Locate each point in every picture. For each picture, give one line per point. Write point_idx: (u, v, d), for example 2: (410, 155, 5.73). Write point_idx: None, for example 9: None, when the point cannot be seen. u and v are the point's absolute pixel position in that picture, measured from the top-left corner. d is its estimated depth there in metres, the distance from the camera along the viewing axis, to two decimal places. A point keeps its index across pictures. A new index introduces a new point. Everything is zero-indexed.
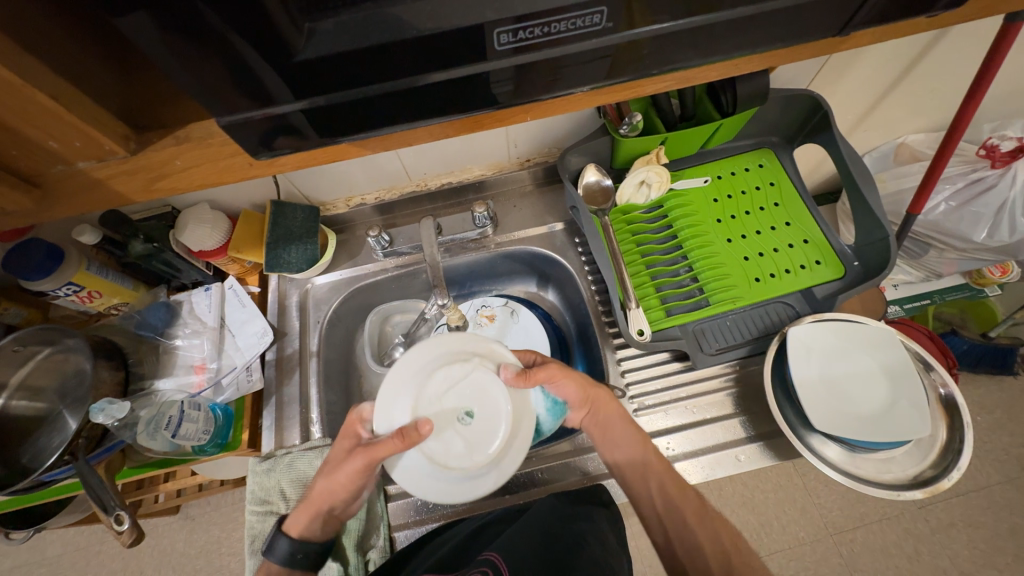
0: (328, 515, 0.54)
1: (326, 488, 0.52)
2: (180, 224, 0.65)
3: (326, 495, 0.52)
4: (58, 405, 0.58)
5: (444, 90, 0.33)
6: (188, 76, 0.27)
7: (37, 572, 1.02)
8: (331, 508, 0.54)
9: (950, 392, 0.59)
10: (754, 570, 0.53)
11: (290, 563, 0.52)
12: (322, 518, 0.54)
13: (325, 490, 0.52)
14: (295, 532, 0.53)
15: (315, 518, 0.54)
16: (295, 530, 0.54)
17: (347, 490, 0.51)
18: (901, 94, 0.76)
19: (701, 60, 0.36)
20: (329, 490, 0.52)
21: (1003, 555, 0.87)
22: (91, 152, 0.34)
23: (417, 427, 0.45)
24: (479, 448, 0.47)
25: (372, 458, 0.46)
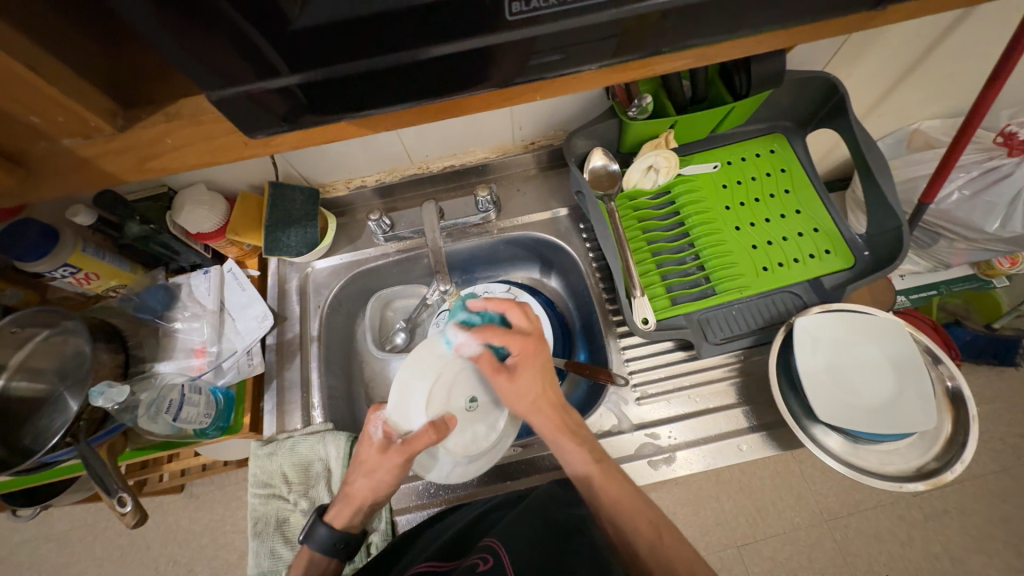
0: (370, 507, 0.55)
1: (370, 481, 0.54)
2: (178, 205, 0.64)
3: (371, 491, 0.54)
4: (59, 386, 0.57)
5: (447, 64, 0.31)
6: (177, 45, 0.26)
7: (46, 546, 1.04)
8: (372, 502, 0.55)
9: (957, 385, 0.59)
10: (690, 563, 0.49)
11: (331, 552, 0.54)
12: (364, 510, 0.55)
13: (369, 484, 0.54)
14: (336, 523, 0.54)
15: (359, 511, 0.55)
16: (339, 521, 0.55)
17: (391, 478, 0.54)
18: (920, 78, 0.74)
19: (722, 35, 0.34)
20: (372, 485, 0.54)
21: (993, 542, 0.88)
22: (77, 128, 0.33)
23: (445, 420, 0.54)
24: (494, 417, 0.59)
25: (412, 452, 0.53)
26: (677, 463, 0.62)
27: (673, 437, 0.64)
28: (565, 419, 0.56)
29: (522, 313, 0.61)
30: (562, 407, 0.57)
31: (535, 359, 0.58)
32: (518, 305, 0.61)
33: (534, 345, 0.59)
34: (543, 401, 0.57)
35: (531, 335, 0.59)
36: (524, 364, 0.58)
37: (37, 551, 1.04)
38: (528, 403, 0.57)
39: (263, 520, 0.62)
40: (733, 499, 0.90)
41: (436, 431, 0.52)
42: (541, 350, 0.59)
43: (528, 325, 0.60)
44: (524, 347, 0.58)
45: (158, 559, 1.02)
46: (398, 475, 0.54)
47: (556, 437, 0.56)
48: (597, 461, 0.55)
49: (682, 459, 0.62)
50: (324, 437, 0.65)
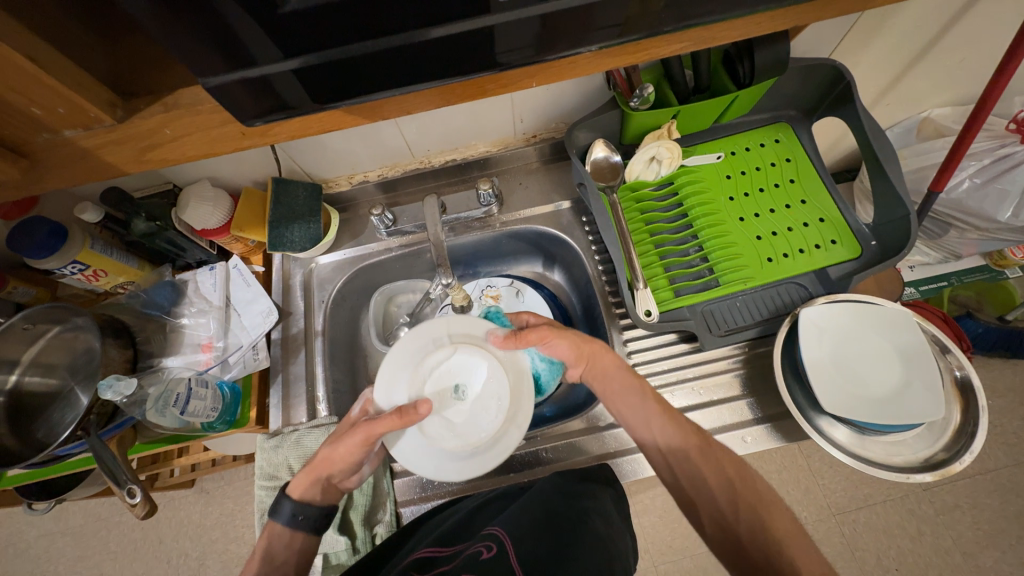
0: (327, 482, 0.55)
1: (328, 456, 0.53)
2: (182, 202, 0.64)
3: (326, 463, 0.54)
4: (70, 382, 0.58)
5: (444, 46, 0.31)
6: (170, 28, 0.26)
7: (62, 540, 1.06)
8: (329, 476, 0.55)
9: (966, 374, 0.58)
10: (765, 499, 0.49)
11: (293, 524, 0.54)
12: (322, 484, 0.55)
13: (327, 457, 0.54)
14: (296, 494, 0.55)
15: (315, 483, 0.55)
16: (296, 493, 0.55)
17: (350, 455, 0.52)
18: (930, 65, 0.72)
19: (723, 14, 0.34)
20: (329, 457, 0.53)
21: (1005, 537, 0.87)
22: (75, 119, 0.33)
23: (415, 407, 0.50)
24: (487, 397, 0.54)
25: (371, 435, 0.50)
26: None
27: None
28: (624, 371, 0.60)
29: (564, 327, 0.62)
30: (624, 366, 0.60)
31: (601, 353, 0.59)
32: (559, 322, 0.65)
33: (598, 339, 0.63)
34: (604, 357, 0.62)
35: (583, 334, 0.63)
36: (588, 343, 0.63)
37: (54, 545, 1.06)
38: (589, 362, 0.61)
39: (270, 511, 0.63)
40: None
41: (399, 417, 0.49)
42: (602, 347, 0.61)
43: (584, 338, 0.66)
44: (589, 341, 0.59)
45: (170, 553, 1.04)
46: (357, 455, 0.52)
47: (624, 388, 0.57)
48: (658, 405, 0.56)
49: None
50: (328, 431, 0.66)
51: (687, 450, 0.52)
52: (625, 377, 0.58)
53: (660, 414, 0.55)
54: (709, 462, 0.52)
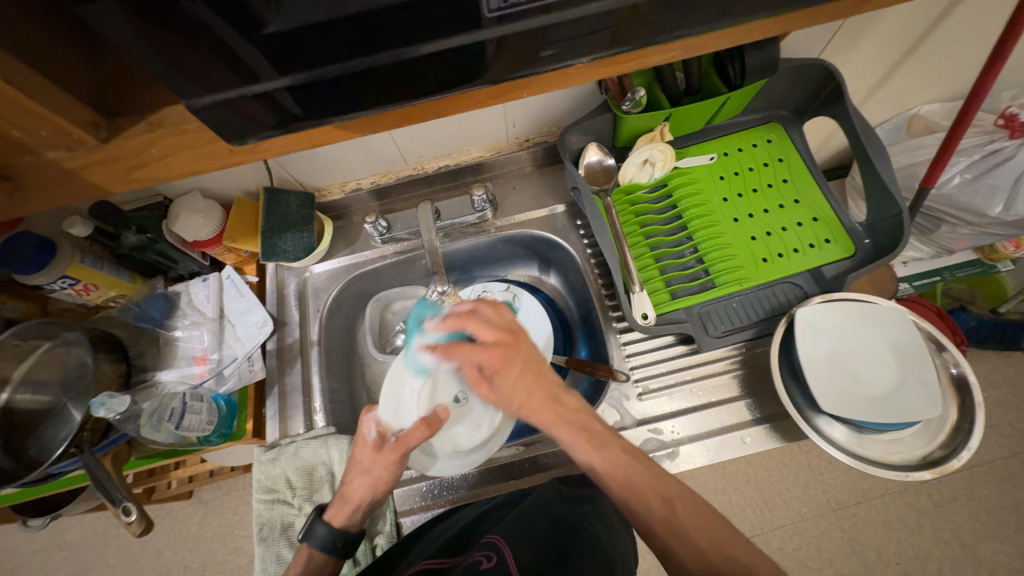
0: (368, 505, 0.57)
1: (366, 480, 0.56)
2: (172, 214, 0.63)
3: (367, 490, 0.56)
4: (63, 398, 0.57)
5: (435, 62, 0.31)
6: (149, 48, 0.25)
7: (59, 555, 1.05)
8: (369, 502, 0.57)
9: (962, 371, 0.58)
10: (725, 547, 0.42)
11: (331, 551, 0.54)
12: (363, 508, 0.57)
13: (366, 483, 0.56)
14: (335, 522, 0.56)
15: (357, 510, 0.56)
16: (337, 520, 0.56)
17: (388, 475, 0.56)
18: (918, 63, 0.73)
19: (712, 24, 0.34)
20: (369, 484, 0.56)
21: (1003, 527, 0.87)
22: (59, 141, 0.33)
23: (436, 414, 0.57)
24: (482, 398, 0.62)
25: (407, 448, 0.56)
26: (681, 457, 0.62)
27: (677, 431, 0.63)
28: (557, 411, 0.50)
29: (494, 310, 0.55)
30: (537, 366, 0.54)
31: (511, 367, 0.52)
32: (484, 306, 0.55)
33: (500, 352, 0.52)
34: (530, 401, 0.52)
35: (506, 333, 0.54)
36: (501, 374, 0.52)
37: (51, 560, 1.05)
38: (518, 406, 0.52)
39: (268, 525, 0.62)
40: (739, 491, 0.90)
41: (426, 425, 0.55)
42: (526, 350, 0.54)
43: (493, 334, 0.53)
44: (492, 361, 0.52)
45: (169, 565, 1.03)
46: (395, 471, 0.56)
47: (525, 397, 0.52)
48: (557, 410, 0.51)
49: (686, 453, 0.62)
50: (327, 441, 0.65)
51: (582, 446, 0.49)
52: (528, 387, 0.52)
53: (591, 449, 0.48)
54: (603, 456, 0.48)
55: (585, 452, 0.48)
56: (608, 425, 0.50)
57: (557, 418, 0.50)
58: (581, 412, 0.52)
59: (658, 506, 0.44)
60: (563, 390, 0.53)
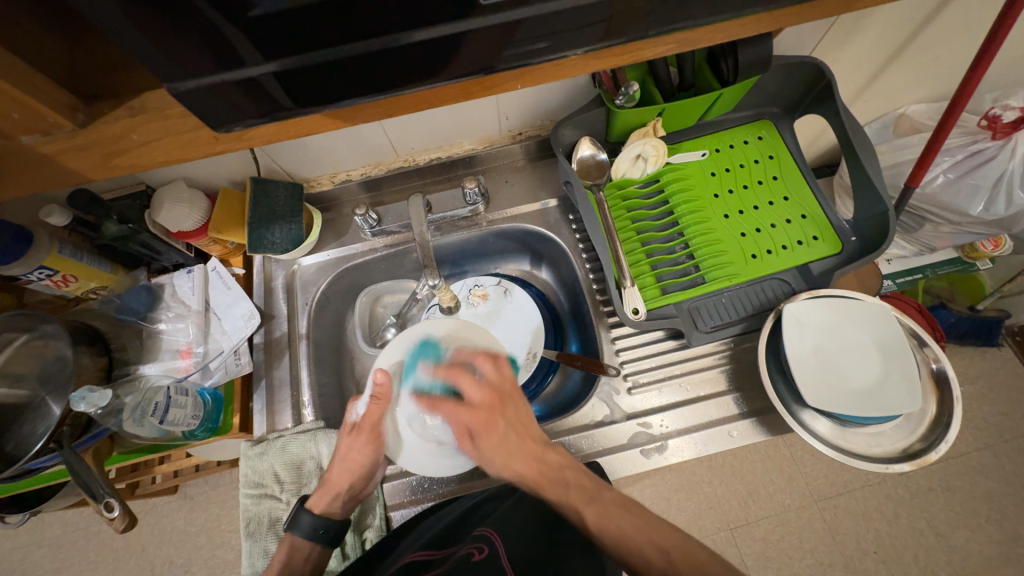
0: (349, 493, 0.58)
1: (344, 467, 0.57)
2: (155, 204, 0.62)
3: (346, 473, 0.57)
4: (40, 392, 0.55)
5: (428, 48, 0.30)
6: (124, 24, 0.24)
7: (39, 552, 1.03)
8: (351, 488, 0.58)
9: (942, 367, 0.59)
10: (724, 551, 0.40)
11: (312, 538, 0.55)
12: (344, 496, 0.58)
13: (345, 469, 0.57)
14: (319, 508, 0.56)
15: (338, 497, 0.57)
16: (319, 507, 0.57)
17: (363, 459, 0.57)
18: (907, 63, 0.74)
19: (709, 17, 0.34)
20: (347, 468, 0.57)
21: (975, 517, 0.90)
22: (33, 123, 0.31)
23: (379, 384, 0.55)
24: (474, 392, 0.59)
25: (374, 427, 0.56)
26: (669, 451, 0.63)
27: (665, 425, 0.64)
28: (544, 470, 0.52)
29: (491, 366, 0.60)
30: (522, 426, 0.57)
31: (494, 426, 0.57)
32: (482, 359, 0.60)
33: (489, 412, 0.58)
34: (512, 464, 0.55)
35: (493, 392, 0.58)
36: (486, 435, 0.57)
37: (30, 557, 1.03)
38: (498, 468, 0.56)
39: (256, 520, 0.62)
40: (725, 484, 0.92)
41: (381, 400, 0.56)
42: (514, 407, 0.58)
43: (482, 394, 0.58)
44: (475, 423, 0.57)
45: (154, 561, 1.02)
46: (368, 455, 0.57)
47: (505, 457, 0.55)
48: (540, 470, 0.53)
49: (674, 446, 0.63)
50: (315, 435, 0.65)
51: (572, 501, 0.49)
52: (507, 448, 0.56)
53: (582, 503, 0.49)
54: (593, 511, 0.48)
55: (577, 507, 0.48)
56: (599, 478, 0.50)
57: (540, 477, 0.52)
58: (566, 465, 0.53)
59: (654, 552, 0.44)
60: (546, 447, 0.55)
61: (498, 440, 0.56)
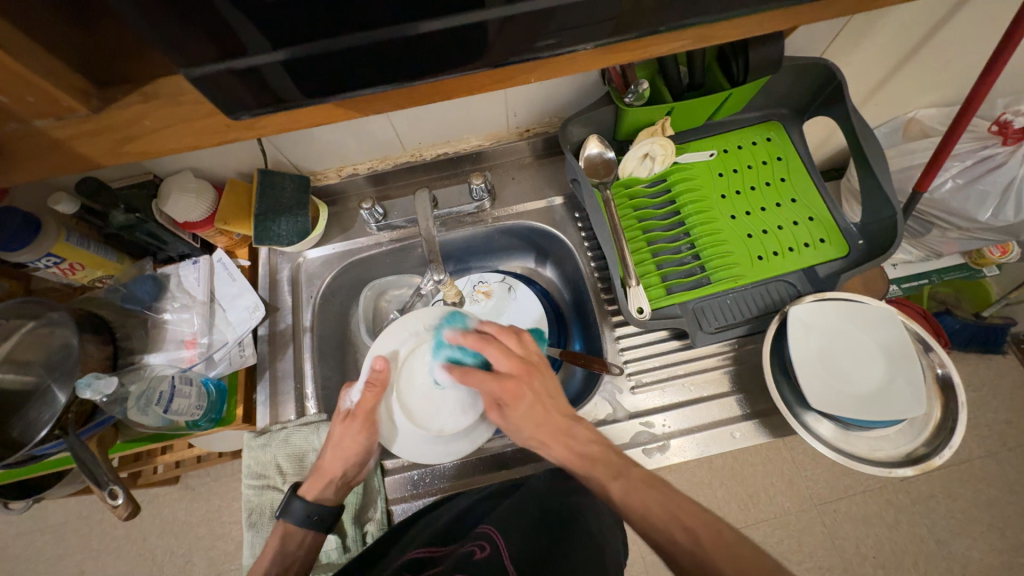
0: (342, 481, 0.57)
1: (338, 454, 0.56)
2: (163, 194, 0.62)
3: (338, 461, 0.56)
4: (46, 378, 0.55)
5: (440, 40, 0.30)
6: (135, 8, 0.24)
7: (42, 538, 1.04)
8: (343, 475, 0.57)
9: (947, 372, 0.59)
10: None
11: (307, 525, 0.55)
12: (337, 483, 0.57)
13: (337, 456, 0.56)
14: (310, 496, 0.56)
15: (331, 483, 0.57)
16: (312, 494, 0.56)
17: (356, 445, 0.56)
18: (918, 67, 0.73)
19: (723, 14, 0.34)
20: (340, 455, 0.56)
21: (977, 524, 0.90)
22: (48, 109, 0.31)
23: (376, 369, 0.57)
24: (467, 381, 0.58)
25: (366, 413, 0.56)
26: (671, 451, 0.63)
27: (668, 425, 0.64)
28: (572, 441, 0.51)
29: (515, 341, 0.57)
30: (549, 398, 0.54)
31: (522, 397, 0.53)
32: (505, 334, 0.58)
33: (523, 380, 0.54)
34: (541, 433, 0.53)
35: (522, 363, 0.55)
36: (515, 403, 0.53)
37: (32, 543, 1.04)
38: (528, 436, 0.53)
39: (258, 511, 0.62)
40: (725, 486, 0.91)
41: (375, 387, 0.56)
42: (543, 380, 0.55)
43: (510, 363, 0.55)
44: (504, 391, 0.53)
45: (155, 550, 1.02)
46: (364, 440, 0.56)
47: (535, 428, 0.53)
48: (566, 442, 0.52)
49: (676, 446, 0.63)
50: (318, 428, 0.65)
51: (600, 476, 0.48)
52: (539, 420, 0.52)
53: (608, 478, 0.47)
54: (620, 484, 0.46)
55: (603, 482, 0.47)
56: (626, 456, 0.49)
57: (566, 448, 0.51)
58: (593, 441, 0.51)
59: (681, 532, 0.41)
60: (575, 421, 0.53)
61: (530, 406, 0.53)
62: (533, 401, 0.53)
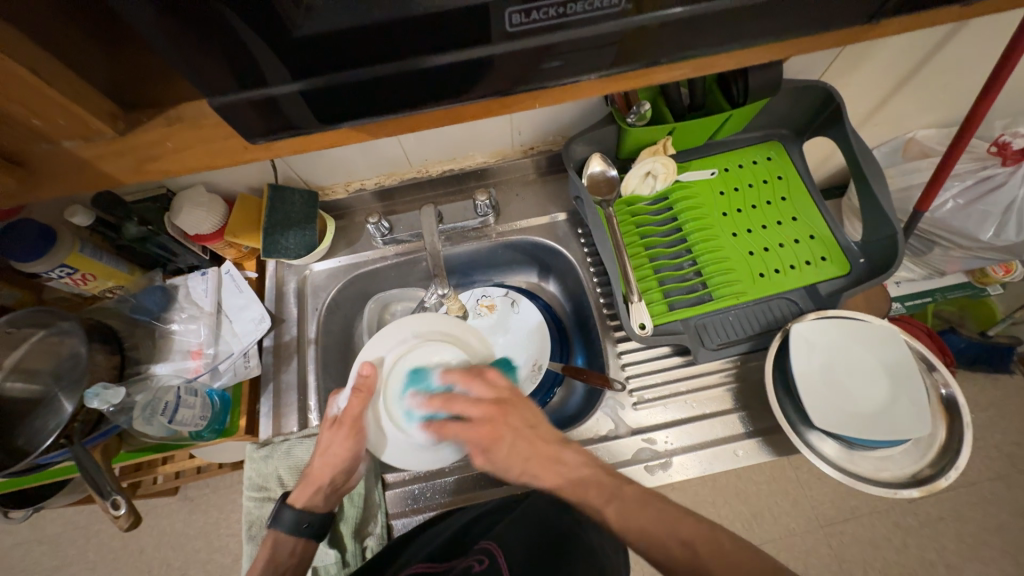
0: (331, 489, 0.57)
1: (327, 461, 0.55)
2: (175, 207, 0.64)
3: (327, 468, 0.55)
4: (54, 388, 0.56)
5: (451, 70, 0.32)
6: (166, 42, 0.26)
7: (38, 549, 1.03)
8: (332, 483, 0.56)
9: (951, 392, 0.59)
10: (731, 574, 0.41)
11: (295, 532, 0.55)
12: (326, 491, 0.57)
13: (326, 462, 0.55)
14: (299, 503, 0.56)
15: (320, 491, 0.56)
16: (301, 501, 0.56)
17: (345, 453, 0.55)
18: (915, 90, 0.75)
19: (721, 46, 0.35)
20: (328, 462, 0.55)
21: (987, 549, 0.88)
22: (78, 131, 0.34)
23: (364, 375, 0.56)
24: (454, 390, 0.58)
25: (354, 420, 0.55)
26: (674, 468, 0.62)
27: (670, 442, 0.64)
28: (561, 471, 0.50)
29: (482, 382, 0.55)
30: (531, 430, 0.53)
31: (502, 438, 0.52)
32: (468, 381, 0.56)
33: (498, 419, 0.53)
34: (529, 470, 0.51)
35: (493, 403, 0.54)
36: (496, 447, 0.52)
37: (29, 554, 1.03)
38: (516, 476, 0.52)
39: (257, 523, 0.62)
40: (729, 505, 0.90)
41: (361, 393, 0.55)
42: (520, 412, 0.54)
43: (479, 408, 0.54)
44: (482, 436, 0.53)
45: (152, 562, 1.01)
46: (351, 447, 0.55)
47: (524, 464, 0.51)
48: (557, 471, 0.50)
49: (679, 464, 0.62)
50: None
51: (592, 502, 0.47)
52: (524, 453, 0.51)
53: (600, 501, 0.47)
54: (614, 508, 0.46)
55: (596, 506, 0.47)
56: (617, 476, 0.49)
57: (560, 479, 0.49)
58: (583, 465, 0.50)
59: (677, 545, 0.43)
60: (560, 447, 0.51)
61: (511, 450, 0.52)
62: (513, 442, 0.52)
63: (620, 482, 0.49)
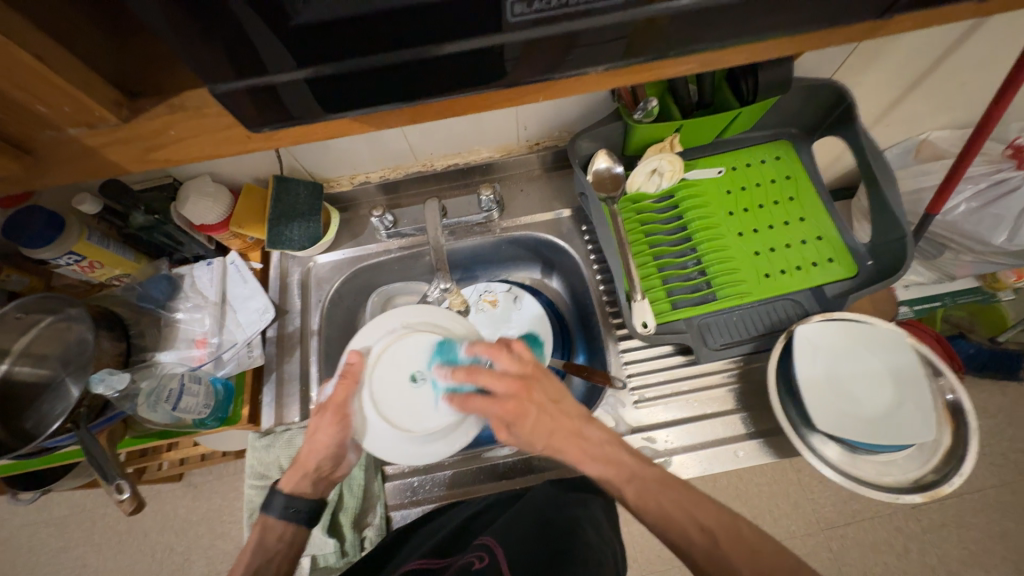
0: (317, 474, 0.56)
1: (311, 447, 0.55)
2: (181, 196, 0.64)
3: (313, 453, 0.55)
4: (62, 373, 0.57)
5: (455, 61, 0.31)
6: (167, 29, 0.26)
7: (46, 531, 1.05)
8: (319, 469, 0.56)
9: (958, 398, 0.58)
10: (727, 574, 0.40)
11: (287, 517, 0.54)
12: (312, 477, 0.56)
13: (310, 449, 0.55)
14: (287, 488, 0.55)
15: (307, 477, 0.56)
16: (289, 487, 0.56)
17: (328, 440, 0.55)
18: (930, 89, 0.73)
19: (730, 40, 0.34)
20: (312, 449, 0.55)
21: (990, 557, 0.87)
22: (81, 117, 0.34)
23: (350, 363, 0.56)
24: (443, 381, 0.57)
25: (339, 406, 0.55)
26: (673, 467, 0.62)
27: (670, 441, 0.64)
28: (584, 446, 0.50)
29: (507, 355, 0.53)
30: (555, 404, 0.52)
31: (527, 413, 0.51)
32: (494, 353, 0.54)
33: (525, 393, 0.51)
34: (557, 443, 0.51)
35: (519, 378, 0.52)
36: (521, 423, 0.51)
37: (36, 535, 1.05)
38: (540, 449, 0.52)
39: (258, 511, 0.63)
40: (729, 506, 0.89)
41: (347, 378, 0.55)
42: (544, 387, 0.53)
43: (507, 383, 0.51)
44: (507, 412, 0.51)
45: (156, 547, 1.03)
46: (335, 435, 0.55)
47: (549, 438, 0.51)
48: (581, 445, 0.51)
49: (678, 463, 0.62)
50: None
51: (613, 480, 0.49)
52: (551, 428, 0.51)
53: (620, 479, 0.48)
54: (634, 487, 0.47)
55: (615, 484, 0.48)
56: (636, 455, 0.50)
57: (582, 453, 0.50)
58: (607, 441, 0.51)
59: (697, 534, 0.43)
60: (586, 423, 0.52)
61: (536, 424, 0.51)
62: (538, 417, 0.51)
63: (641, 465, 0.49)
